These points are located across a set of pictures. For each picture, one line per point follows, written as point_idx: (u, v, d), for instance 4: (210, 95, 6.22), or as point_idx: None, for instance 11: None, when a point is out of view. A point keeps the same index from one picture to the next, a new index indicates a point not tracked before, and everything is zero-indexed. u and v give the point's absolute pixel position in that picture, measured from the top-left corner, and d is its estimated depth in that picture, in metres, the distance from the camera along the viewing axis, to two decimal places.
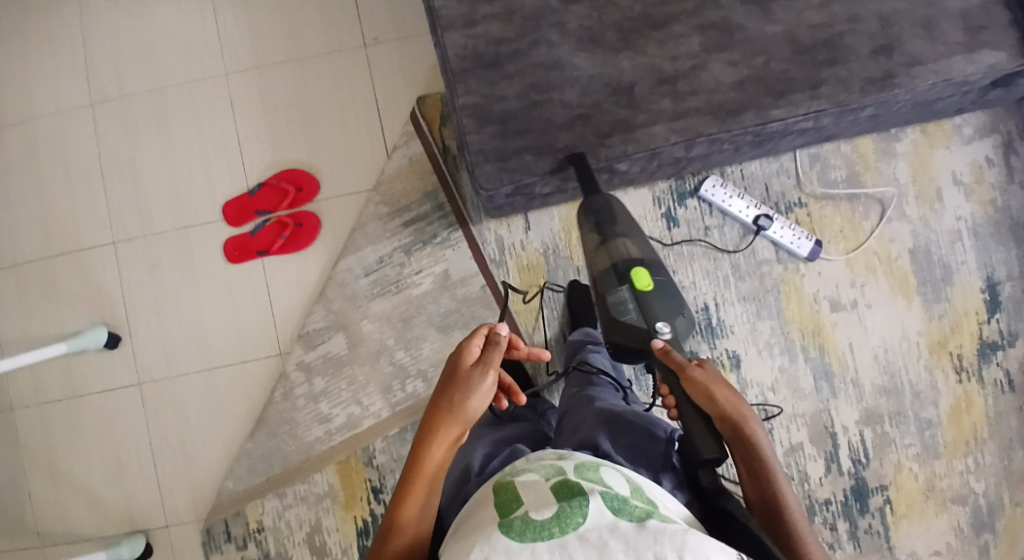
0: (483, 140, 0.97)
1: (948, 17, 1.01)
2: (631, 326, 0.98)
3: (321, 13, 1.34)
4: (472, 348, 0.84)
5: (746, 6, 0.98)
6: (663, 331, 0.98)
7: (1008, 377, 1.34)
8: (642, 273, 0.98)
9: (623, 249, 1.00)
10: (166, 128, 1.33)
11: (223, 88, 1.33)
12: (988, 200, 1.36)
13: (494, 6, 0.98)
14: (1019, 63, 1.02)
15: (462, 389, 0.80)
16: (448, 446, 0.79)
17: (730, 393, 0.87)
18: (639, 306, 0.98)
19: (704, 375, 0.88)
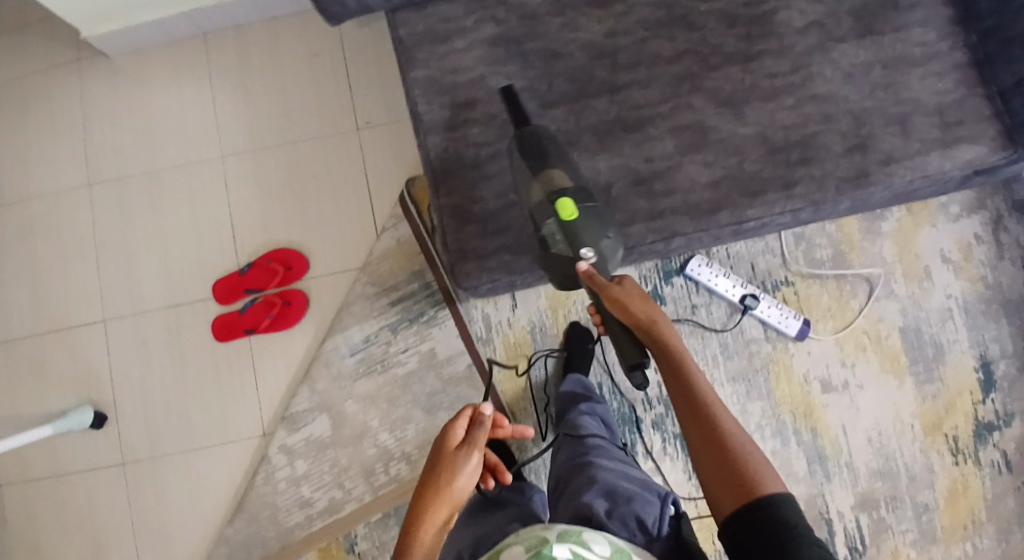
0: (463, 238, 0.99)
1: (925, 114, 1.02)
2: (560, 257, 0.90)
3: (315, 95, 1.38)
4: (456, 430, 0.91)
5: (719, 108, 1.01)
6: (588, 256, 0.89)
7: (1004, 457, 1.32)
8: (566, 203, 0.89)
9: (549, 178, 0.91)
10: (162, 210, 1.37)
11: (218, 171, 1.37)
12: (978, 277, 1.35)
13: (474, 110, 1.01)
14: (1000, 156, 1.02)
15: (449, 470, 0.86)
16: (437, 528, 0.81)
17: (649, 306, 0.88)
18: (567, 237, 0.89)
19: (624, 290, 0.88)
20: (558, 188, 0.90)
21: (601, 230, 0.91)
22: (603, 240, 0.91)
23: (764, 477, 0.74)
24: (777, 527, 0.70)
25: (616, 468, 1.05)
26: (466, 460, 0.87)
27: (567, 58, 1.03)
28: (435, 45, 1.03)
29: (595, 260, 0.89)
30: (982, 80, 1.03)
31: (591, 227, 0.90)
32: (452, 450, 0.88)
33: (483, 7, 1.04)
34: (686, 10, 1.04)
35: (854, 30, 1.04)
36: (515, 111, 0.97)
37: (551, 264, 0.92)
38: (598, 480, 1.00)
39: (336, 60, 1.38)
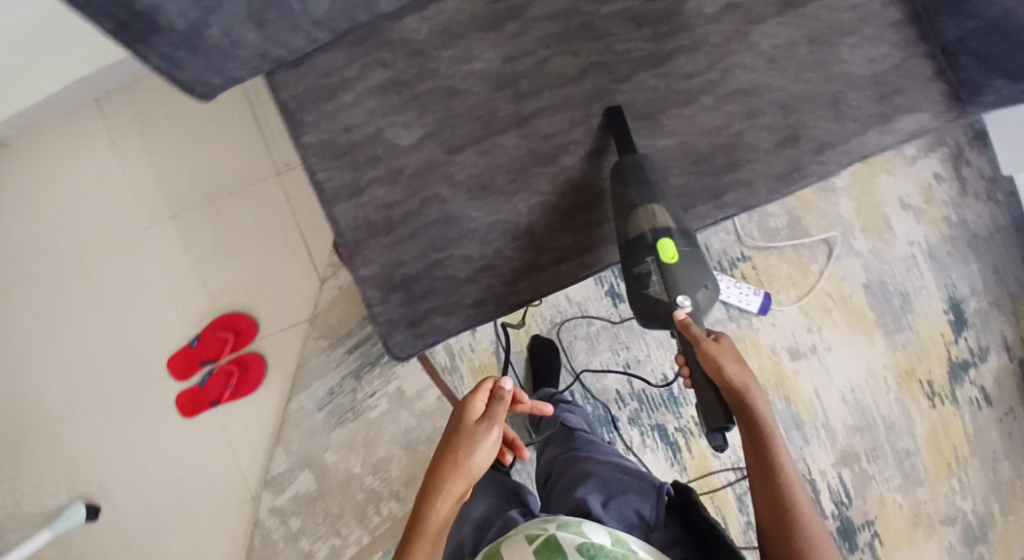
0: (390, 308, 0.97)
1: (858, 89, 0.95)
2: (651, 297, 0.92)
3: (228, 149, 1.32)
4: (476, 403, 0.84)
5: (636, 122, 0.99)
6: (684, 304, 0.90)
7: (983, 392, 1.35)
8: (668, 244, 0.91)
9: (652, 217, 0.92)
10: (98, 289, 1.33)
11: (144, 243, 1.33)
12: (942, 217, 1.34)
13: (378, 169, 0.97)
14: (946, 119, 0.96)
15: (466, 443, 0.79)
16: (453, 501, 0.77)
17: (744, 369, 0.85)
18: (663, 280, 0.91)
19: (715, 347, 0.85)
20: (663, 226, 0.92)
21: (699, 280, 0.92)
22: (699, 290, 0.92)
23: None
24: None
25: (608, 459, 1.04)
26: (486, 435, 0.80)
27: (466, 94, 0.98)
28: (322, 103, 0.96)
29: (690, 309, 0.91)
30: (922, 37, 0.95)
31: (690, 276, 0.92)
32: (472, 423, 0.82)
33: (367, 52, 0.96)
34: (586, 18, 0.98)
35: (773, 5, 0.95)
36: (620, 136, 0.96)
37: (640, 300, 0.93)
38: (594, 474, 0.98)
39: (243, 108, 1.32)
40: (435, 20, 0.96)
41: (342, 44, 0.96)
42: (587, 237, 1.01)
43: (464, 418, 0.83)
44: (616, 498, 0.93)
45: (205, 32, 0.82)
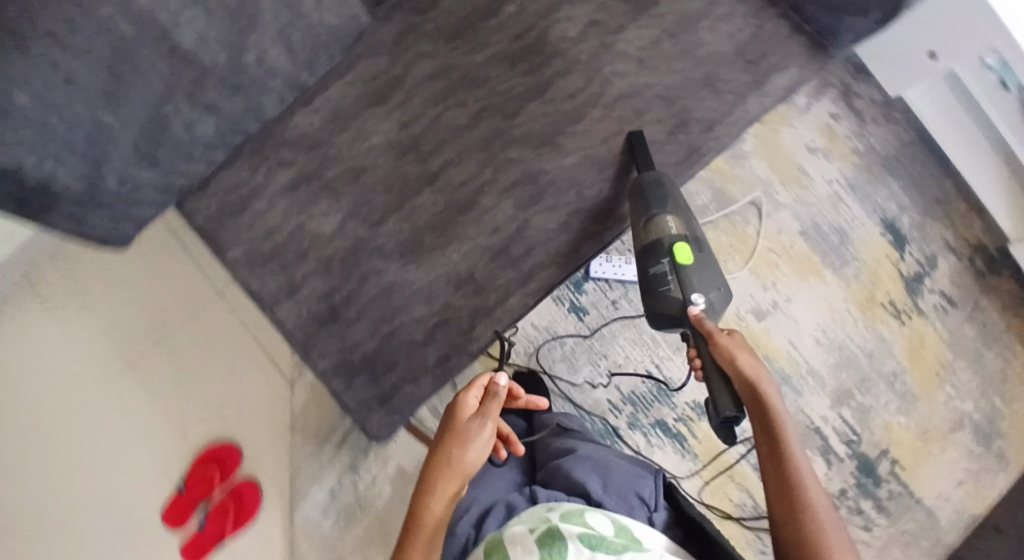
0: (358, 392, 0.98)
1: (727, 64, 1.03)
2: (667, 295, 1.02)
3: (165, 286, 1.33)
4: (470, 400, 0.87)
5: (539, 150, 1.03)
6: (698, 302, 0.99)
7: (944, 296, 1.41)
8: (683, 248, 1.02)
9: (668, 225, 1.03)
10: (71, 462, 1.29)
11: (107, 401, 1.31)
12: (850, 150, 1.41)
13: (310, 263, 0.99)
14: (811, 71, 1.05)
15: (460, 441, 0.81)
16: (448, 498, 0.78)
17: (756, 361, 0.89)
18: (679, 279, 1.01)
19: (729, 341, 0.91)
20: (679, 235, 1.04)
21: (712, 282, 1.02)
22: (714, 292, 1.02)
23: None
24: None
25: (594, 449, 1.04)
26: (480, 431, 0.83)
27: (373, 169, 1.01)
28: (236, 218, 0.99)
29: (704, 306, 1.00)
30: (770, 2, 1.04)
31: (705, 279, 1.02)
32: (465, 423, 0.85)
33: (266, 157, 1.00)
34: (463, 70, 1.03)
35: (628, 13, 1.04)
36: (644, 157, 1.03)
37: (657, 301, 1.03)
38: (589, 459, 0.98)
39: (170, 244, 1.34)
40: (323, 111, 1.01)
41: (241, 159, 1.00)
42: (526, 266, 1.02)
43: (457, 415, 0.85)
44: (616, 482, 0.93)
45: (102, 184, 0.83)
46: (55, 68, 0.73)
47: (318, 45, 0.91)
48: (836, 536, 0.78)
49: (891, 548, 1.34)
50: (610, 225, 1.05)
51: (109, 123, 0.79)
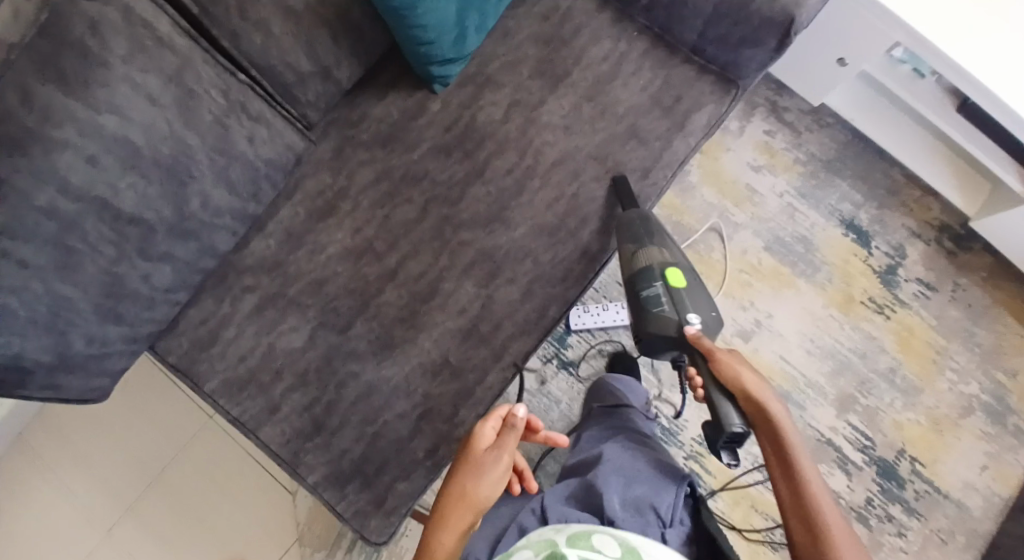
0: (353, 500, 0.99)
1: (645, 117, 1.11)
2: (660, 315, 0.98)
3: (152, 422, 1.34)
4: (486, 431, 0.89)
5: (488, 227, 1.06)
6: (693, 322, 0.96)
7: (921, 282, 1.41)
8: (676, 272, 1.02)
9: (656, 253, 1.03)
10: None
11: (109, 551, 1.29)
12: (792, 161, 1.46)
13: (285, 379, 1.01)
14: (726, 105, 1.14)
15: (473, 474, 0.86)
16: (457, 533, 0.83)
17: (759, 378, 0.90)
18: (671, 299, 0.99)
19: (728, 359, 0.91)
20: (669, 262, 1.03)
21: (706, 306, 1.00)
22: (707, 313, 0.99)
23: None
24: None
25: (631, 449, 1.02)
26: (493, 466, 0.87)
27: (334, 277, 1.04)
28: (207, 350, 1.02)
29: (701, 325, 0.96)
30: (674, 48, 1.14)
31: (697, 301, 1.00)
32: (481, 455, 0.89)
33: (230, 287, 1.03)
34: (403, 168, 1.08)
35: (546, 87, 1.11)
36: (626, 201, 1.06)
37: (649, 321, 0.99)
38: (613, 465, 0.96)
39: (151, 380, 1.36)
40: (277, 232, 1.05)
41: (203, 292, 1.03)
42: (498, 341, 1.04)
43: (473, 446, 0.89)
44: (632, 494, 0.90)
45: (70, 348, 0.85)
46: (8, 254, 0.75)
47: (259, 176, 0.94)
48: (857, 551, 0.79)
49: (930, 549, 1.30)
50: (570, 284, 1.06)
51: (66, 292, 0.82)
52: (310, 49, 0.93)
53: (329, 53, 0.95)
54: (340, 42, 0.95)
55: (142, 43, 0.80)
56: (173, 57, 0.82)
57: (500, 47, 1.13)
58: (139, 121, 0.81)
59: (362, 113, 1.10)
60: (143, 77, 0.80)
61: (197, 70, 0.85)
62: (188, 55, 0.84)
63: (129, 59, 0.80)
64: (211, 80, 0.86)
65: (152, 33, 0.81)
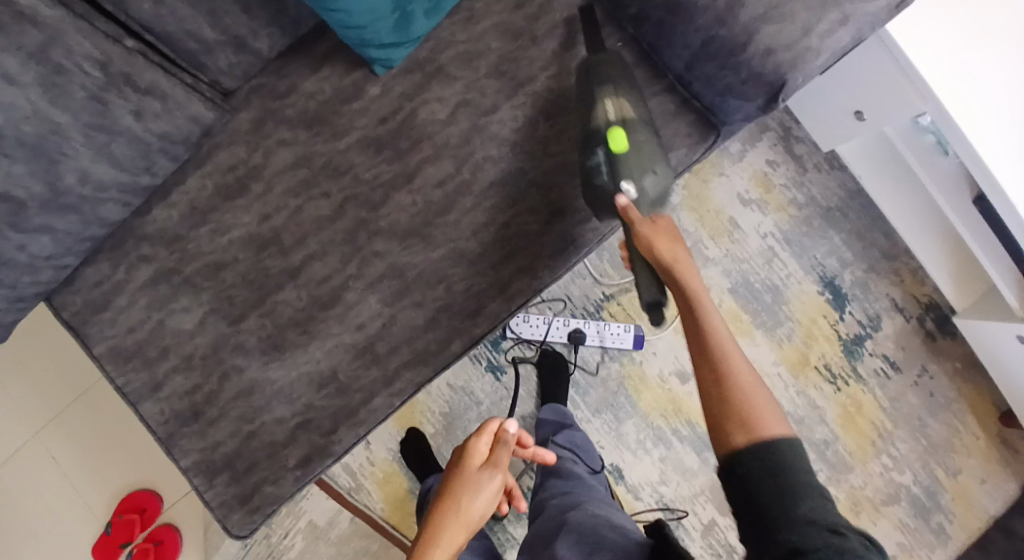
0: (220, 491, 0.98)
1: (609, 59, 0.91)
2: (600, 189, 0.88)
3: (49, 355, 1.31)
4: (480, 445, 0.84)
5: (405, 242, 0.98)
6: (627, 190, 0.86)
7: (887, 360, 1.30)
8: (619, 134, 0.86)
9: (603, 110, 0.89)
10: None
11: (17, 467, 1.30)
12: (788, 201, 1.32)
13: (171, 359, 0.99)
14: (701, 149, 0.99)
15: (470, 489, 0.80)
16: (451, 547, 0.75)
17: (677, 248, 0.82)
18: (612, 168, 0.87)
19: (651, 227, 0.83)
20: (615, 118, 0.88)
21: (650, 166, 0.87)
22: (648, 176, 0.87)
23: (769, 430, 0.70)
24: (779, 498, 0.66)
25: (602, 512, 0.95)
26: (488, 483, 0.81)
27: (234, 263, 0.99)
28: (99, 314, 0.99)
29: (637, 195, 0.86)
30: (658, 71, 0.99)
31: (641, 162, 0.87)
32: (473, 469, 0.83)
33: (126, 253, 1.00)
34: (326, 156, 0.99)
35: (501, 91, 0.99)
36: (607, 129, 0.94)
37: (593, 196, 0.90)
38: (577, 533, 0.89)
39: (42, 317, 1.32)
40: (181, 205, 1.00)
41: (103, 255, 1.00)
42: (392, 364, 0.99)
43: (467, 462, 0.83)
44: None
45: None
46: None
47: (150, 151, 0.91)
48: (765, 404, 0.73)
49: None
50: (479, 320, 0.99)
51: None
52: (214, 18, 0.88)
53: (240, 24, 0.90)
54: (254, 13, 0.90)
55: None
56: (38, 32, 0.78)
57: (459, 33, 1.00)
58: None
59: (291, 85, 1.00)
60: (2, 55, 0.77)
61: (69, 42, 0.80)
62: (57, 26, 0.79)
63: None
64: (86, 52, 0.82)
65: (10, 7, 0.76)
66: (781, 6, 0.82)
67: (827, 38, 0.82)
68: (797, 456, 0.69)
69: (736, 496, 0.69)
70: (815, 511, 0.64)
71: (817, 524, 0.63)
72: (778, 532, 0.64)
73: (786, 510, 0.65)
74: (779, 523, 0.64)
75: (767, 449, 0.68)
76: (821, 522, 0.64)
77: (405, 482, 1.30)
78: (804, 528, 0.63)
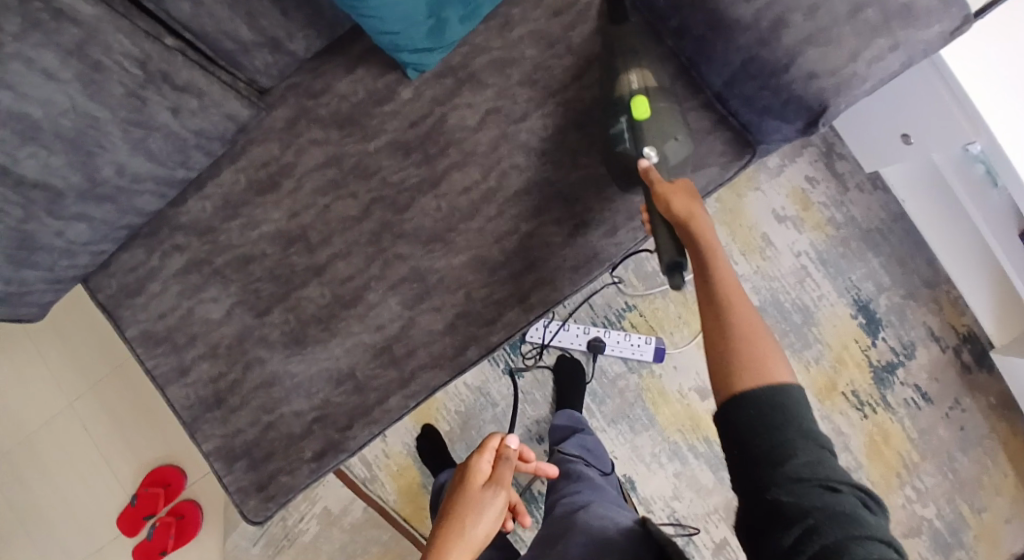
0: (237, 477, 1.01)
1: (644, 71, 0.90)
2: (622, 155, 0.89)
3: (86, 330, 1.36)
4: (482, 464, 0.86)
5: (428, 246, 0.99)
6: (650, 155, 0.86)
7: (918, 391, 1.26)
8: (641, 102, 0.87)
9: (629, 81, 0.89)
10: (36, 509, 1.35)
11: (51, 434, 1.36)
12: (825, 220, 1.29)
13: (198, 346, 1.01)
14: (734, 169, 0.97)
15: (476, 508, 0.81)
16: None
17: (693, 202, 0.80)
18: (634, 135, 0.88)
19: (667, 185, 0.82)
20: (638, 88, 0.89)
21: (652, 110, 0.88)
22: (669, 143, 0.88)
23: (773, 377, 0.69)
24: (774, 448, 0.66)
25: (607, 511, 0.95)
26: (493, 501, 0.82)
27: (261, 257, 1.01)
28: (133, 297, 1.02)
29: (658, 160, 0.87)
30: (695, 86, 0.97)
31: (662, 130, 0.88)
32: (478, 487, 0.84)
33: (161, 241, 1.02)
34: (356, 157, 1.00)
35: (533, 100, 0.98)
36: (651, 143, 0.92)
37: (615, 162, 0.91)
38: (583, 531, 0.89)
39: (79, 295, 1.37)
40: (215, 197, 1.02)
41: (139, 241, 1.03)
42: (409, 367, 0.99)
43: (472, 480, 0.84)
44: None
45: None
46: None
47: (186, 146, 0.94)
48: (771, 351, 0.72)
49: None
50: (497, 328, 0.99)
51: None
52: (251, 19, 0.91)
53: (277, 26, 0.93)
54: (290, 15, 0.92)
55: (38, 18, 0.79)
56: (78, 31, 0.82)
57: (494, 40, 0.99)
58: (38, 97, 0.81)
59: (326, 84, 1.01)
60: (42, 53, 0.80)
61: (107, 40, 0.84)
62: (97, 24, 0.83)
63: (22, 35, 0.78)
64: (125, 49, 0.85)
65: (50, 5, 0.79)
66: (827, 30, 0.79)
67: (875, 64, 0.79)
68: (797, 405, 0.68)
69: (731, 445, 0.69)
70: (808, 465, 0.65)
71: (808, 479, 0.64)
72: (770, 486, 0.65)
73: (779, 464, 0.65)
74: (772, 477, 0.65)
75: (768, 395, 0.68)
76: (812, 477, 0.65)
77: (419, 476, 1.32)
78: (795, 482, 0.64)
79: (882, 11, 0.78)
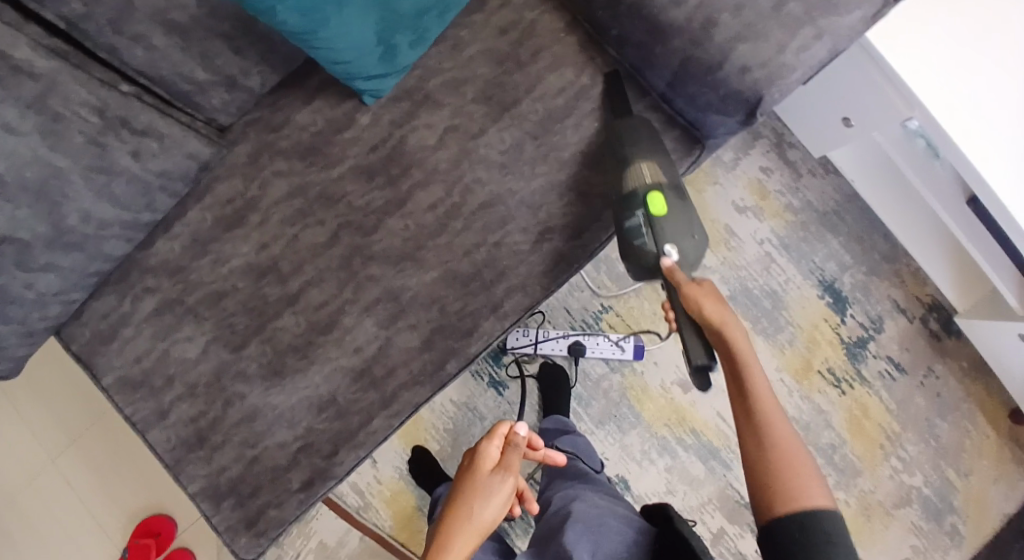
0: (226, 516, 1.00)
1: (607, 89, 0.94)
2: (640, 250, 0.89)
3: (64, 387, 1.35)
4: (491, 450, 0.85)
5: (398, 265, 1.00)
6: (670, 252, 0.87)
7: (891, 362, 1.30)
8: (658, 198, 0.89)
9: (641, 173, 0.91)
10: None
11: (35, 496, 1.34)
12: (783, 207, 1.33)
13: (176, 388, 1.01)
14: (686, 164, 1.00)
15: (481, 494, 0.81)
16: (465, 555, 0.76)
17: (724, 306, 0.81)
18: (653, 230, 0.88)
19: (698, 289, 0.82)
20: (651, 182, 0.90)
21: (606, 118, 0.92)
22: (686, 239, 0.89)
23: (809, 501, 0.72)
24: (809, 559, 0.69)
25: (601, 500, 0.97)
26: (500, 486, 0.82)
27: (233, 292, 1.01)
28: (107, 344, 1.03)
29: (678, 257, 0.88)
30: (641, 89, 1.00)
31: (678, 226, 0.89)
32: (485, 474, 0.84)
33: (132, 286, 1.03)
34: (320, 186, 1.02)
35: (488, 115, 1.01)
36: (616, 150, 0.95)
37: (630, 254, 0.91)
38: (581, 520, 0.91)
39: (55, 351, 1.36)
40: (183, 236, 1.03)
41: (109, 287, 1.03)
42: (390, 387, 1.00)
43: (479, 467, 0.84)
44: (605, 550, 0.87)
45: None
46: None
47: (150, 189, 0.95)
48: (807, 473, 0.74)
49: None
50: (473, 339, 1.00)
51: None
52: (206, 60, 0.93)
53: (232, 65, 0.95)
54: (245, 54, 0.95)
55: None
56: (35, 83, 0.83)
57: (446, 61, 1.02)
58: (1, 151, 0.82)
59: (285, 117, 1.03)
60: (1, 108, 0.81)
61: (64, 90, 0.85)
62: (54, 76, 0.84)
63: None
64: (82, 99, 0.87)
65: (7, 62, 0.81)
66: (755, 25, 0.83)
67: (802, 52, 0.83)
68: (834, 522, 0.71)
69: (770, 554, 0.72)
70: None
71: None
72: None
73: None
74: None
75: (807, 521, 0.71)
76: None
77: (412, 499, 1.32)
78: None
79: (804, 3, 0.82)
